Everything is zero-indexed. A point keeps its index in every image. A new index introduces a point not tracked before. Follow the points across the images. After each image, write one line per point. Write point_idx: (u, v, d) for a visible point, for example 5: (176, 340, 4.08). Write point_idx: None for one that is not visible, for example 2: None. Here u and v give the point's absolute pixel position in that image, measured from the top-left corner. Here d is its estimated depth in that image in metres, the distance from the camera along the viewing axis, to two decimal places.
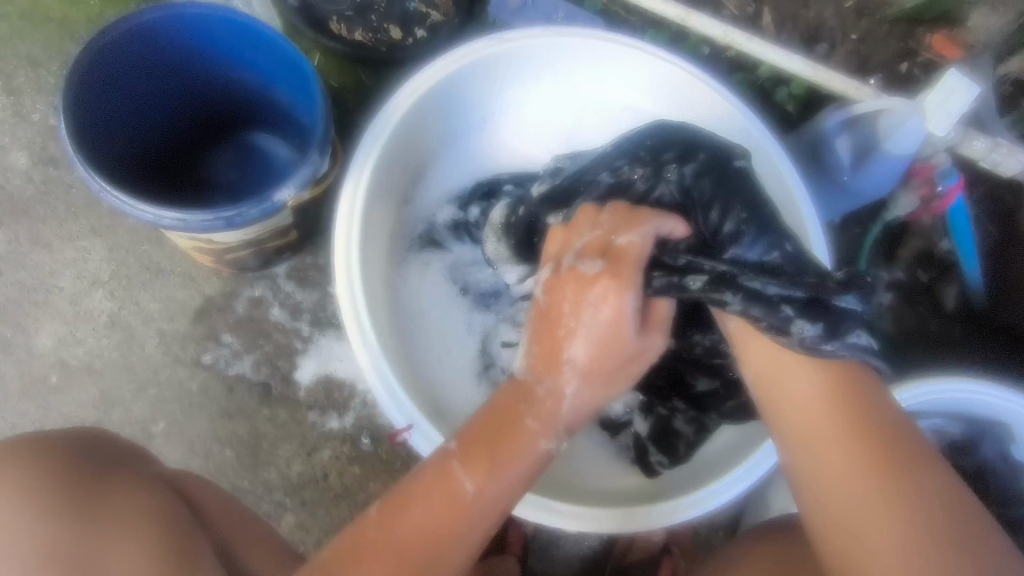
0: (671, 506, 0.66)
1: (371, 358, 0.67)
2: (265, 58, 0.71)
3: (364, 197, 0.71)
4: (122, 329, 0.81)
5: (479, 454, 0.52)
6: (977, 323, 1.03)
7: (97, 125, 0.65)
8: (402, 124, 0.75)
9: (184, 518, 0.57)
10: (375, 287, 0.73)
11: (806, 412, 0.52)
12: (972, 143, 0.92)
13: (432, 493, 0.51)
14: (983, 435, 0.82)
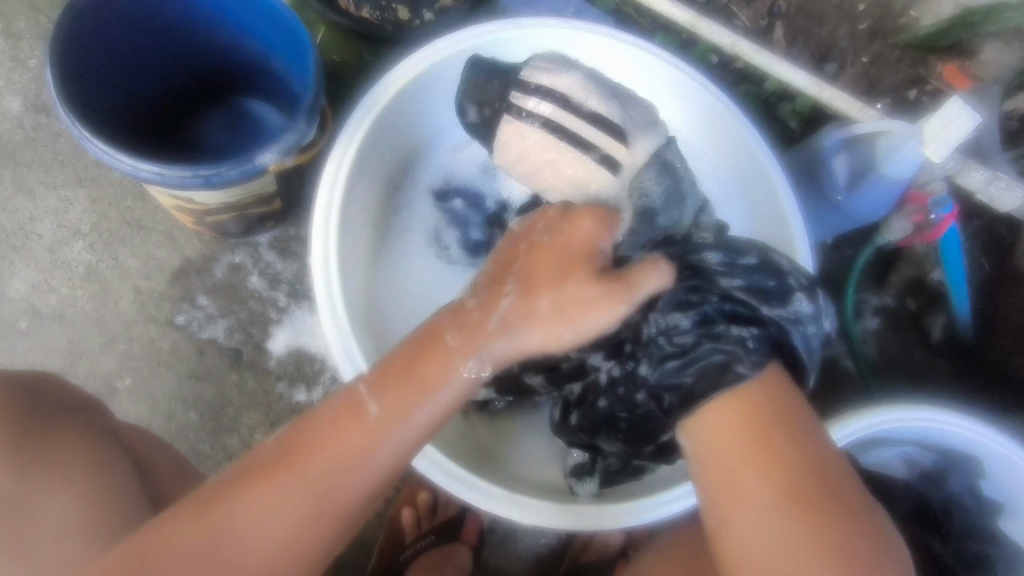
0: (624, 509, 0.66)
1: (340, 337, 0.66)
2: (264, 24, 0.70)
3: (346, 176, 0.70)
4: (97, 282, 0.81)
5: (392, 390, 0.51)
6: (961, 357, 1.01)
7: (86, 74, 0.65)
8: (393, 104, 0.75)
9: (124, 474, 0.57)
10: (352, 258, 0.72)
11: (727, 451, 0.49)
12: (971, 174, 0.91)
13: (340, 422, 0.50)
14: (952, 468, 0.81)
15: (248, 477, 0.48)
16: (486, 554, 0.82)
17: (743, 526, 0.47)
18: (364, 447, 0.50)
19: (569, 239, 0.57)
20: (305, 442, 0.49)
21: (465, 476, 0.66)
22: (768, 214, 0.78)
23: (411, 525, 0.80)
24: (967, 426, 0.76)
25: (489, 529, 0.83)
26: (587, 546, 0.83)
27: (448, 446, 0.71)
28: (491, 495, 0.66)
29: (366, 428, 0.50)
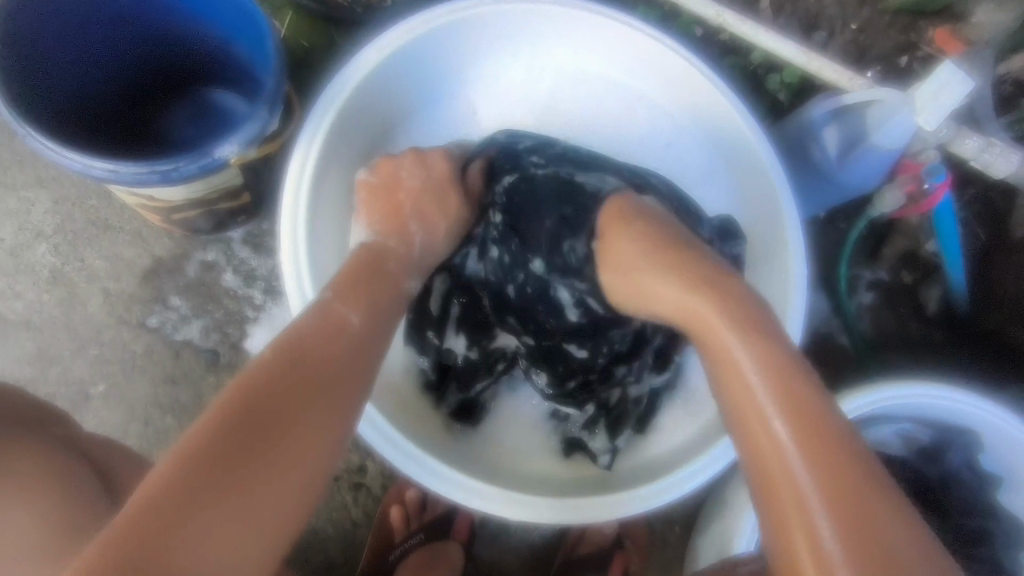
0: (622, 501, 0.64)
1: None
2: (221, 11, 0.67)
3: (314, 170, 0.68)
4: (65, 285, 0.78)
5: (354, 295, 0.55)
6: (957, 327, 0.99)
7: (31, 70, 0.62)
8: (357, 94, 0.71)
9: (88, 487, 0.54)
10: (325, 255, 0.69)
11: (690, 314, 0.52)
12: (964, 142, 0.87)
13: (325, 326, 0.51)
14: (950, 443, 0.80)
15: (251, 395, 0.43)
16: (477, 549, 0.81)
17: (735, 386, 0.48)
18: (357, 355, 0.51)
19: (433, 169, 0.69)
20: (293, 349, 0.48)
21: (451, 476, 0.64)
22: (758, 198, 0.75)
23: (400, 523, 0.78)
24: (963, 399, 0.74)
25: (480, 524, 0.81)
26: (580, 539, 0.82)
27: (437, 448, 0.69)
28: (485, 495, 0.64)
29: (348, 331, 0.52)
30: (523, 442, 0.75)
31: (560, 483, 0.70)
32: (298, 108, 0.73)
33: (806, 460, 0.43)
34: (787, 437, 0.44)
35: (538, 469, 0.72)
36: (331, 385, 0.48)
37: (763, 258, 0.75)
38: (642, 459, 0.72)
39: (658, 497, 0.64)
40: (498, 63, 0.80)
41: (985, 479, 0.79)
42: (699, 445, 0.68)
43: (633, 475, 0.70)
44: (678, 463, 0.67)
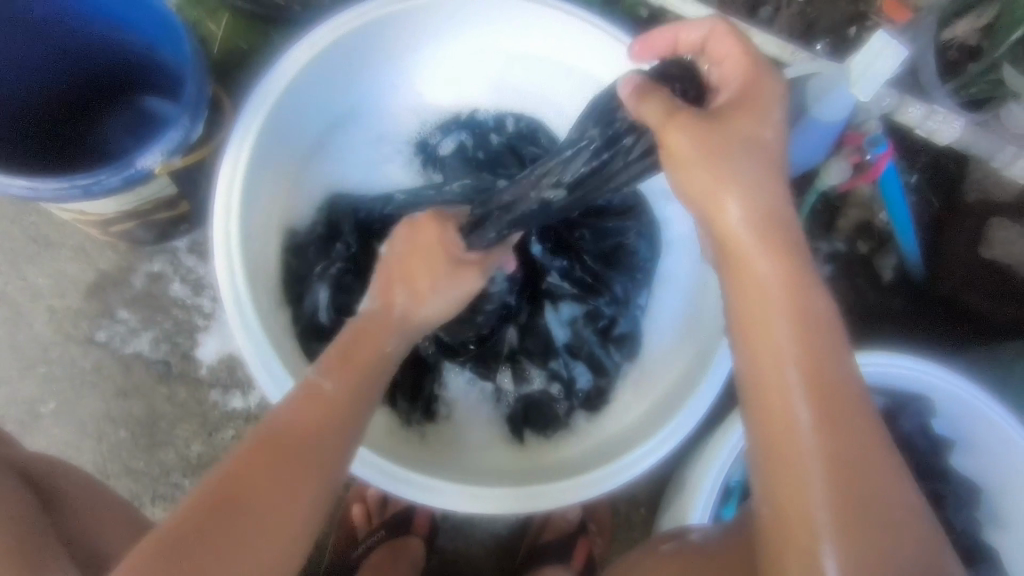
0: (571, 484, 0.65)
1: (254, 346, 0.64)
2: (142, 19, 0.66)
3: (244, 177, 0.67)
4: (9, 305, 0.77)
5: (346, 368, 0.55)
6: (915, 295, 1.00)
7: None
8: (284, 100, 0.70)
9: (24, 508, 0.54)
10: (262, 262, 0.70)
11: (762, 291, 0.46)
12: (908, 109, 0.88)
13: (310, 403, 0.52)
14: (903, 409, 0.80)
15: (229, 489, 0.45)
16: (442, 541, 0.82)
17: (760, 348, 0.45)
18: (337, 425, 0.51)
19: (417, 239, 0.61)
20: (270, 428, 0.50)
21: (401, 473, 0.64)
22: None
23: (363, 520, 0.80)
24: (912, 363, 0.75)
25: (442, 517, 0.82)
26: (544, 526, 0.83)
27: (388, 444, 0.69)
28: (433, 489, 0.64)
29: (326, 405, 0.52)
30: (474, 428, 0.76)
31: (514, 469, 0.70)
32: (229, 113, 0.72)
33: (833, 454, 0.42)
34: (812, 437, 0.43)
35: (490, 459, 0.73)
36: (284, 450, 0.48)
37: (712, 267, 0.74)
38: (596, 441, 0.72)
39: (624, 472, 0.65)
40: (431, 54, 0.78)
41: (938, 444, 0.81)
42: (649, 426, 0.69)
43: (586, 456, 0.70)
44: (632, 442, 0.68)
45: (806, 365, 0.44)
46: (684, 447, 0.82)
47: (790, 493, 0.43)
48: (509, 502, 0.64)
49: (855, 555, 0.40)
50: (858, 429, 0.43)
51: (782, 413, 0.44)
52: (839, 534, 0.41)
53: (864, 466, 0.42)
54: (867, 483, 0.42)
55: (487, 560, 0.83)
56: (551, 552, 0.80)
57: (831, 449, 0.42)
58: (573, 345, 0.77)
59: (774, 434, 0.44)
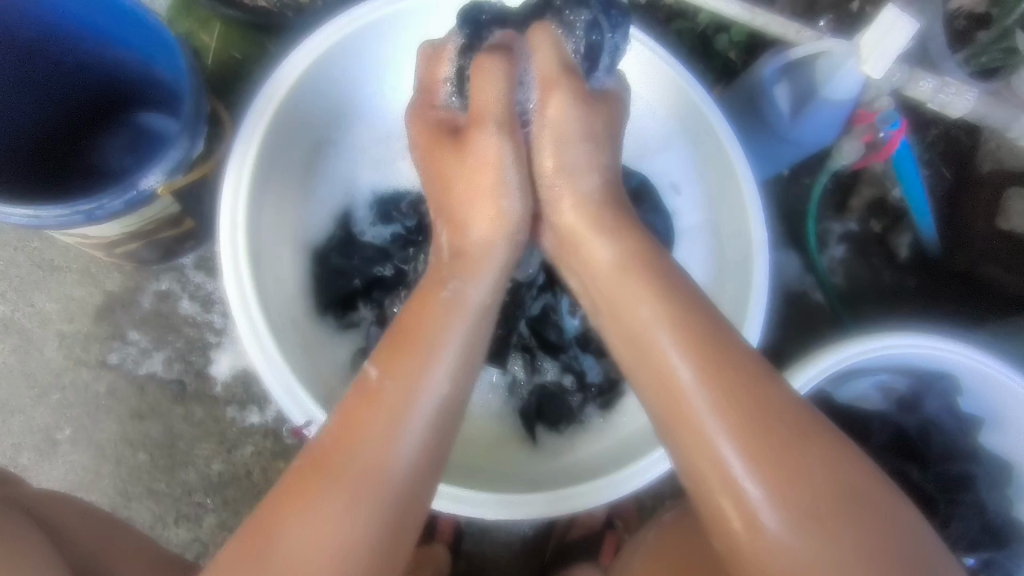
0: (592, 487, 0.63)
1: (271, 368, 0.63)
2: (135, 36, 0.65)
3: (249, 196, 0.66)
4: (17, 333, 0.77)
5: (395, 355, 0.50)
6: (932, 272, 0.99)
7: None
8: (283, 111, 0.68)
9: (43, 544, 0.53)
10: (272, 277, 0.68)
11: (608, 280, 0.52)
12: (918, 84, 0.83)
13: (366, 409, 0.47)
14: (926, 390, 0.79)
15: (264, 530, 0.44)
16: (467, 546, 0.81)
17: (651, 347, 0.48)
18: (384, 434, 0.46)
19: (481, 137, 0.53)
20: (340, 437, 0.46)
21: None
22: (711, 164, 0.74)
23: None
24: (934, 343, 0.74)
25: (466, 523, 0.81)
26: (570, 526, 0.83)
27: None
28: (452, 498, 0.62)
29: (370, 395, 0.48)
30: (487, 428, 0.75)
31: (535, 473, 0.69)
32: (228, 125, 0.71)
33: (750, 440, 0.43)
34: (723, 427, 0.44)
35: (509, 462, 0.71)
36: (331, 470, 0.45)
37: (732, 256, 0.72)
38: (613, 440, 0.70)
39: (646, 474, 0.63)
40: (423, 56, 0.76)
41: (967, 423, 0.79)
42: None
43: (606, 456, 0.68)
44: (648, 444, 0.65)
45: (694, 358, 0.46)
46: None
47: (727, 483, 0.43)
48: (531, 510, 0.62)
49: (791, 513, 0.42)
50: (772, 399, 0.45)
51: (693, 406, 0.45)
52: (768, 492, 0.42)
53: (792, 433, 0.44)
54: (792, 449, 0.43)
55: (514, 562, 0.82)
56: (580, 551, 0.79)
57: (753, 427, 0.44)
58: (584, 339, 0.76)
59: (690, 438, 0.45)
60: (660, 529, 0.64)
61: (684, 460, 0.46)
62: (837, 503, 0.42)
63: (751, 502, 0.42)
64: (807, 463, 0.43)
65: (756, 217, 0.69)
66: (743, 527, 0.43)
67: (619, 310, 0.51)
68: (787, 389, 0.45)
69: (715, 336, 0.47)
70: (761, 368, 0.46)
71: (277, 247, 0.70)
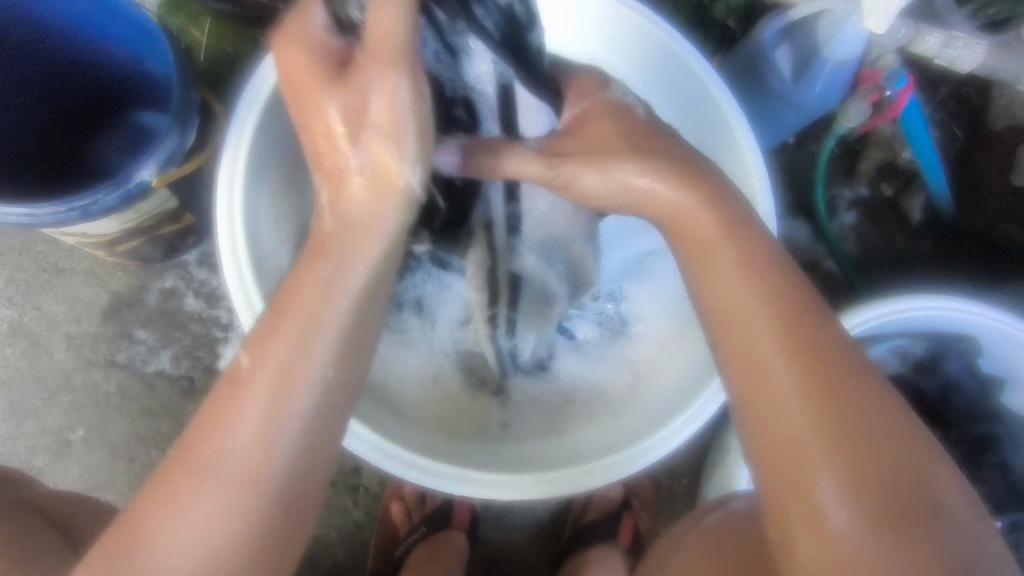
0: (619, 460, 0.62)
1: None
2: (126, 33, 0.65)
3: (243, 186, 0.64)
4: (26, 336, 0.77)
5: (295, 327, 0.44)
6: (945, 235, 0.95)
7: None
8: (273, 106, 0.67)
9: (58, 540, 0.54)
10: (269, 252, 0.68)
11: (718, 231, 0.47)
12: (924, 39, 0.79)
13: (230, 399, 0.44)
14: (946, 352, 0.76)
15: (173, 476, 0.43)
16: (484, 531, 0.81)
17: (736, 331, 0.45)
18: (230, 431, 0.43)
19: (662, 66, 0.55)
20: (230, 404, 0.43)
21: (422, 464, 0.62)
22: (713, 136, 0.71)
23: (403, 518, 0.79)
24: (957, 307, 0.72)
25: (482, 508, 0.81)
26: (587, 507, 0.82)
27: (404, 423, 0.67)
28: (456, 478, 0.62)
29: (248, 381, 0.44)
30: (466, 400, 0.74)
31: (520, 450, 0.68)
32: (222, 118, 0.70)
33: (828, 441, 0.40)
34: (800, 422, 0.41)
35: (519, 436, 0.70)
36: (229, 469, 0.42)
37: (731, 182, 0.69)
38: (615, 420, 0.69)
39: (663, 446, 0.62)
40: None
41: (987, 385, 0.77)
42: (669, 404, 0.65)
43: (600, 439, 0.67)
44: (661, 417, 0.65)
45: (792, 353, 0.42)
46: (726, 412, 0.80)
47: (788, 456, 0.41)
48: (544, 486, 0.62)
49: (863, 514, 0.38)
50: (872, 411, 0.40)
51: (766, 366, 0.43)
52: (853, 502, 0.38)
53: (871, 436, 0.40)
54: (871, 447, 0.39)
55: (530, 545, 0.81)
56: (598, 532, 0.79)
57: (807, 411, 0.41)
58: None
59: (752, 388, 0.43)
60: (701, 537, 0.58)
61: (756, 449, 0.43)
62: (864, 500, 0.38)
63: (828, 512, 0.39)
64: (889, 472, 0.39)
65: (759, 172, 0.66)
66: (805, 521, 0.39)
67: (732, 326, 0.45)
68: (833, 327, 0.44)
69: (808, 316, 0.44)
70: (846, 345, 0.43)
71: (268, 220, 0.68)
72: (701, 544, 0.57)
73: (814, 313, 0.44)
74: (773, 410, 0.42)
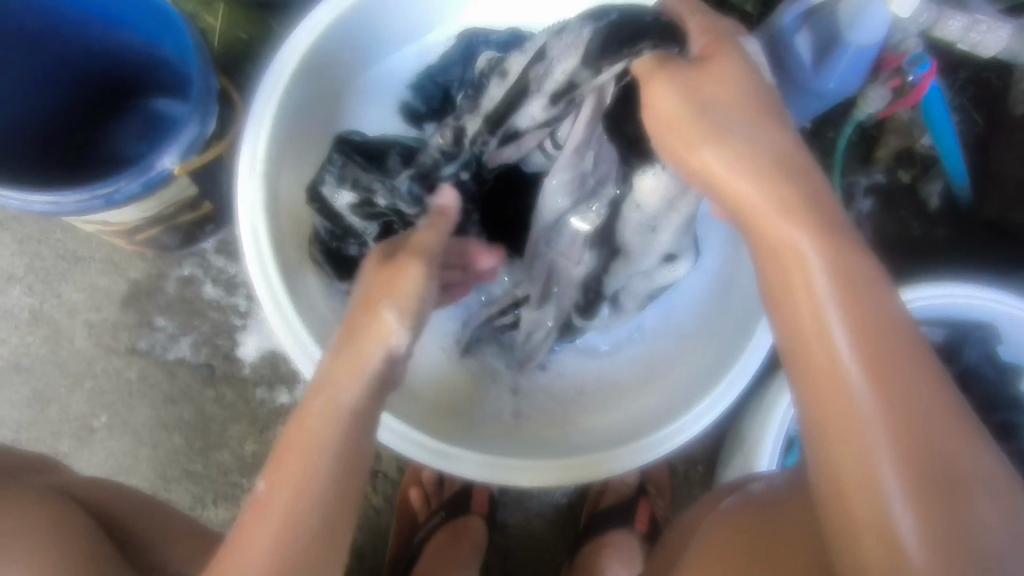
0: (645, 445, 0.63)
1: (299, 346, 0.61)
2: (142, 18, 0.64)
3: (264, 173, 0.63)
4: (46, 324, 0.77)
5: None
6: (963, 222, 0.95)
7: None
8: (291, 92, 0.66)
9: (89, 526, 0.55)
10: (291, 236, 0.67)
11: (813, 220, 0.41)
12: (947, 23, 0.78)
13: None
14: (965, 338, 0.76)
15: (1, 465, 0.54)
16: (502, 516, 0.81)
17: (806, 336, 0.39)
18: None
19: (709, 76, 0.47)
20: None
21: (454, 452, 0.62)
22: None
23: (421, 504, 0.79)
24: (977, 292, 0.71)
25: (500, 492, 0.81)
26: (604, 492, 0.83)
27: (442, 423, 0.67)
28: (494, 467, 0.62)
29: None
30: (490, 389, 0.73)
31: (555, 441, 0.67)
32: (240, 106, 0.70)
33: (905, 467, 0.36)
34: (878, 443, 0.36)
35: (561, 427, 0.69)
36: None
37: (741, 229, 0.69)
38: (636, 407, 0.69)
39: (689, 429, 0.63)
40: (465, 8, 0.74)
41: (1006, 372, 0.77)
42: (699, 387, 0.65)
43: (623, 425, 0.67)
44: (685, 403, 0.65)
45: (868, 361, 0.37)
46: (742, 399, 0.80)
47: (852, 484, 0.37)
48: (578, 475, 0.62)
49: (941, 546, 0.34)
50: (954, 433, 0.36)
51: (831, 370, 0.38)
52: (931, 533, 0.34)
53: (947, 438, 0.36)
54: (951, 473, 0.35)
55: (548, 530, 0.82)
56: (616, 517, 0.80)
57: (890, 436, 0.36)
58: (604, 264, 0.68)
59: (825, 394, 0.38)
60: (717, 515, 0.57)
61: (821, 467, 0.38)
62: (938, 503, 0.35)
63: (904, 541, 0.35)
64: (971, 506, 0.35)
65: None
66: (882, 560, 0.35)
67: (781, 300, 0.41)
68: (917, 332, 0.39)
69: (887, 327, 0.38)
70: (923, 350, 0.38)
71: (293, 209, 0.68)
72: (720, 523, 0.56)
73: (895, 318, 0.39)
74: (848, 433, 0.37)
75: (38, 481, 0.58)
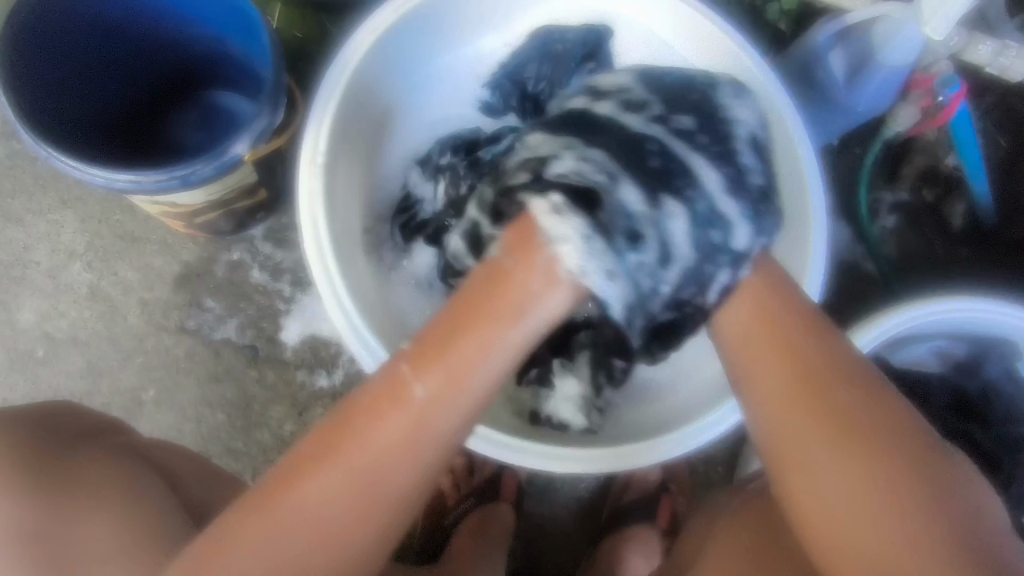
0: (674, 441, 0.64)
1: (353, 330, 0.64)
2: (216, 14, 0.68)
3: (324, 165, 0.67)
4: (103, 300, 0.81)
5: None
6: (987, 241, 0.97)
7: (60, 97, 0.66)
8: (352, 88, 0.70)
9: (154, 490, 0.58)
10: (348, 225, 0.70)
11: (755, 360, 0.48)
12: (977, 48, 0.81)
13: None
14: (987, 353, 0.78)
15: None
16: (529, 506, 0.84)
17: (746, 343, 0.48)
18: None
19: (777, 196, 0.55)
20: None
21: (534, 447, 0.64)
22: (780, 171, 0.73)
23: (451, 490, 0.82)
24: (1001, 309, 0.73)
25: (528, 482, 0.83)
26: (627, 487, 0.85)
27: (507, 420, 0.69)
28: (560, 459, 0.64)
29: None
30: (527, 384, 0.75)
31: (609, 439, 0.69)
32: (299, 101, 0.73)
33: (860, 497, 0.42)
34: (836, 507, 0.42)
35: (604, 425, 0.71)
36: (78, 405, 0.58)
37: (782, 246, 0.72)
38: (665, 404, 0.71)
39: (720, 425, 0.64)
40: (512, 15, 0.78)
41: None
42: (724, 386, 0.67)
43: (654, 421, 0.69)
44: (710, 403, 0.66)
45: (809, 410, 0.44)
46: None
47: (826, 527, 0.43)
48: (617, 465, 0.63)
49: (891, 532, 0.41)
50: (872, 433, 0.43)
51: (785, 364, 0.46)
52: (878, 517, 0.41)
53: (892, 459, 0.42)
54: (886, 471, 0.42)
55: (574, 522, 0.84)
56: (639, 512, 0.82)
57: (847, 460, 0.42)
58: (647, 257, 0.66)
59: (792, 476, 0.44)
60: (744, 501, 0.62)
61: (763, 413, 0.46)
62: (897, 502, 0.41)
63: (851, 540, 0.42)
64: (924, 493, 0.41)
65: (818, 225, 0.69)
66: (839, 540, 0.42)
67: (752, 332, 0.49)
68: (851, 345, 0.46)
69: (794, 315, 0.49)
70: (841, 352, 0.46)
71: (348, 199, 0.71)
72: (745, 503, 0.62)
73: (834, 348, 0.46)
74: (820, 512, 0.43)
75: (107, 444, 0.61)
